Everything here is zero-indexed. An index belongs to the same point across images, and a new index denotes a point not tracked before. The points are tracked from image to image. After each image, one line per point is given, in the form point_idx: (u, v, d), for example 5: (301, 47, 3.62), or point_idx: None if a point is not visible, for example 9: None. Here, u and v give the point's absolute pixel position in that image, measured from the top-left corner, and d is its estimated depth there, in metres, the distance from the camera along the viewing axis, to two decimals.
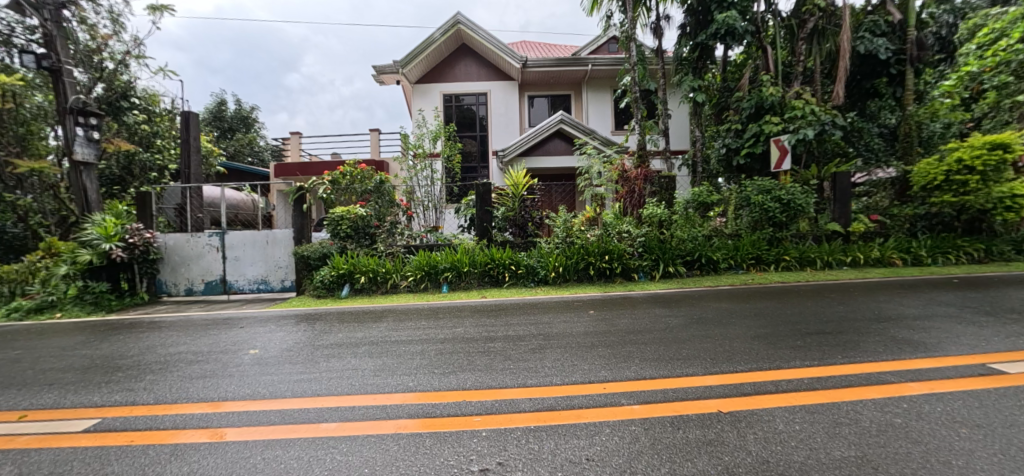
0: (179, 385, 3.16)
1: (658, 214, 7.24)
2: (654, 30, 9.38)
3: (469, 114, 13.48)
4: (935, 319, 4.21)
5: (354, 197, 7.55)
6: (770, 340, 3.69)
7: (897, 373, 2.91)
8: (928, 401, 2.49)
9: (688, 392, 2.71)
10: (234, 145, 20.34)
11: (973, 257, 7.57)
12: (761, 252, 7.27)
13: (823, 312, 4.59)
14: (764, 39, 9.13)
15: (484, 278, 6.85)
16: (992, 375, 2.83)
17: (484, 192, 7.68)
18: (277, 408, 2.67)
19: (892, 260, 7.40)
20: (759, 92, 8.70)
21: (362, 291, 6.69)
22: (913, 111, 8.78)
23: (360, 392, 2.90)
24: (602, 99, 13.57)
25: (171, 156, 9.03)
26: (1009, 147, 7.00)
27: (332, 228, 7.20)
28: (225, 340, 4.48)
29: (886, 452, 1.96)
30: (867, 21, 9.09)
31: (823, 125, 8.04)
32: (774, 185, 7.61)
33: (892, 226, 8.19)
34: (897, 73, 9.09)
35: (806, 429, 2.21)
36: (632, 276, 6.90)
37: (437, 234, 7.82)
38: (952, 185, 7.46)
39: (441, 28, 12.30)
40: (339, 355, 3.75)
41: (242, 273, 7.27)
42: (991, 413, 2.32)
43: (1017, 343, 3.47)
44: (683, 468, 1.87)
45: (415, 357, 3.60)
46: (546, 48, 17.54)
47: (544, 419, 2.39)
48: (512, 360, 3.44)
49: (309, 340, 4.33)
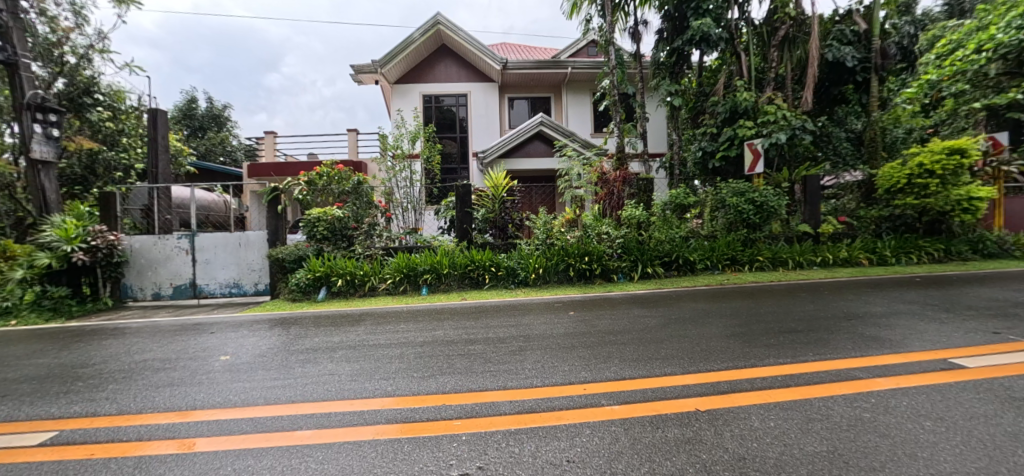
0: (143, 394, 3.02)
1: (637, 215, 7.33)
2: (632, 34, 9.49)
3: (449, 116, 13.37)
4: (898, 316, 4.39)
5: (331, 197, 7.44)
6: (745, 339, 3.78)
7: (865, 369, 3.02)
8: (895, 396, 2.58)
9: (666, 391, 2.75)
10: (205, 143, 19.68)
11: (934, 257, 7.89)
12: (735, 253, 7.43)
13: (794, 311, 4.73)
14: (738, 46, 9.37)
15: (464, 280, 6.79)
16: (954, 370, 2.97)
17: (464, 193, 7.61)
18: (249, 416, 2.58)
19: (859, 260, 7.70)
20: (733, 97, 8.93)
21: (340, 294, 6.53)
22: (877, 117, 9.13)
23: (337, 397, 2.83)
24: (582, 101, 13.71)
25: (138, 155, 8.58)
26: (966, 152, 7.39)
27: (309, 229, 6.99)
28: (194, 346, 4.30)
29: (857, 446, 2.02)
30: (835, 30, 9.46)
31: (794, 129, 8.32)
32: (748, 187, 7.89)
33: (859, 227, 8.53)
34: (863, 80, 9.48)
35: (781, 425, 2.26)
36: (611, 277, 6.98)
37: (417, 236, 7.72)
38: (914, 188, 7.83)
39: (421, 28, 12.15)
40: (315, 360, 3.66)
41: (213, 276, 7.03)
42: (952, 406, 2.43)
43: (973, 338, 3.65)
44: (662, 468, 1.89)
45: (394, 361, 3.54)
46: (527, 50, 17.64)
47: (524, 421, 2.39)
48: (492, 363, 3.42)
49: (284, 345, 4.21)
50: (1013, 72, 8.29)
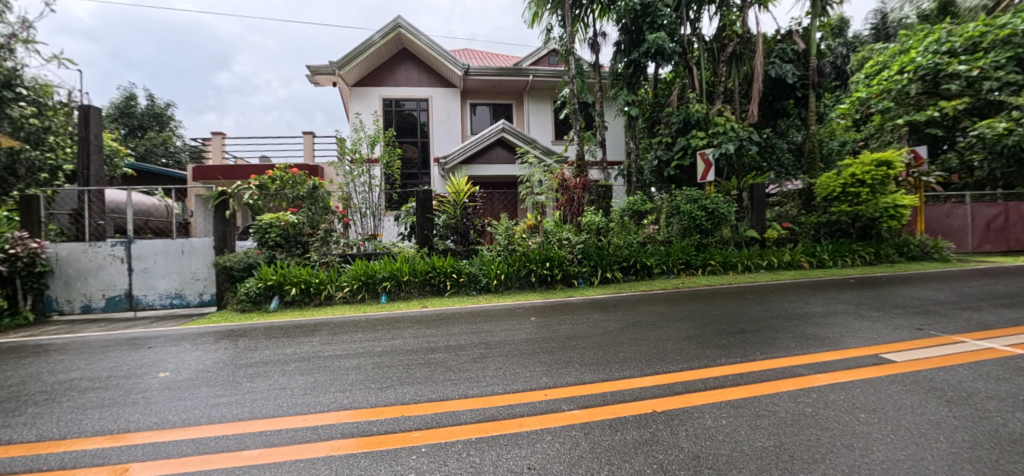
0: (67, 418, 2.74)
1: (597, 222, 7.53)
2: (591, 45, 9.75)
3: (410, 120, 13.20)
4: (835, 315, 4.72)
5: (285, 203, 7.11)
6: (699, 340, 3.93)
7: (806, 366, 3.22)
8: (834, 390, 2.76)
9: (626, 393, 2.80)
10: (145, 144, 18.33)
11: (866, 260, 8.55)
12: (690, 258, 7.76)
13: (744, 312, 4.98)
14: (690, 60, 9.77)
15: (425, 287, 6.68)
16: (884, 364, 3.21)
17: (425, 199, 7.48)
18: (190, 437, 2.40)
19: (801, 263, 8.23)
20: (686, 108, 9.37)
21: (294, 303, 6.23)
22: (815, 131, 9.85)
23: (289, 412, 2.69)
24: (543, 110, 13.94)
25: (67, 155, 7.95)
26: (892, 164, 8.10)
27: (260, 236, 6.64)
28: (129, 363, 3.96)
29: (801, 439, 2.14)
30: (777, 48, 10.15)
31: (742, 140, 8.83)
32: (700, 195, 8.30)
33: (801, 233, 9.09)
34: (802, 96, 10.24)
35: (732, 423, 2.35)
36: (572, 282, 7.09)
37: (376, 242, 7.51)
38: (848, 196, 8.47)
39: (381, 31, 11.93)
40: (265, 374, 3.47)
41: (152, 287, 6.53)
42: (884, 398, 2.62)
43: (900, 334, 3.97)
44: (621, 469, 1.92)
45: (351, 372, 3.41)
46: (490, 57, 17.74)
47: (484, 429, 2.36)
48: (453, 371, 3.36)
49: (231, 359, 3.95)
50: (930, 92, 9.53)
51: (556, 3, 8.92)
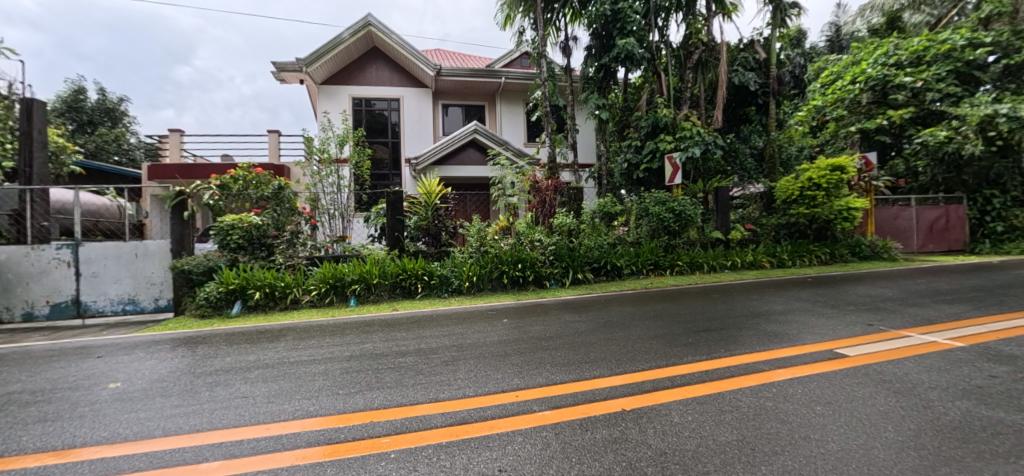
0: (4, 434, 2.54)
1: (568, 224, 7.60)
2: (563, 49, 9.86)
3: (381, 120, 12.99)
4: (794, 313, 4.94)
5: (247, 204, 6.86)
6: (667, 339, 4.03)
7: (767, 362, 3.35)
8: (792, 385, 2.88)
9: (596, 393, 2.84)
10: (96, 140, 17.25)
11: (822, 259, 8.99)
12: (658, 258, 7.97)
13: (709, 311, 5.14)
14: (658, 66, 9.99)
15: (395, 290, 6.57)
16: (837, 359, 3.39)
17: (395, 200, 7.37)
18: (142, 451, 2.27)
19: (762, 263, 8.58)
20: (654, 113, 9.64)
21: (257, 308, 5.99)
22: (775, 136, 10.30)
23: (252, 422, 2.58)
24: (515, 112, 14.02)
25: (6, 151, 7.37)
26: (845, 169, 8.59)
27: (221, 238, 6.36)
28: (75, 374, 3.71)
29: (762, 433, 2.22)
30: (740, 57, 10.56)
31: (707, 144, 9.12)
32: (668, 197, 8.52)
33: (762, 234, 9.46)
34: (763, 103, 10.70)
35: (697, 419, 2.42)
36: (543, 284, 7.15)
37: (344, 244, 7.33)
38: (805, 199, 8.90)
39: (350, 28, 11.69)
40: (225, 382, 3.32)
41: (101, 292, 6.15)
42: (838, 391, 2.76)
43: (852, 330, 4.20)
44: (591, 468, 1.94)
45: (317, 378, 3.31)
46: (463, 58, 17.68)
47: (455, 433, 2.33)
48: (424, 374, 3.32)
49: (189, 367, 3.77)
50: (879, 101, 10.19)
51: (528, 6, 8.99)
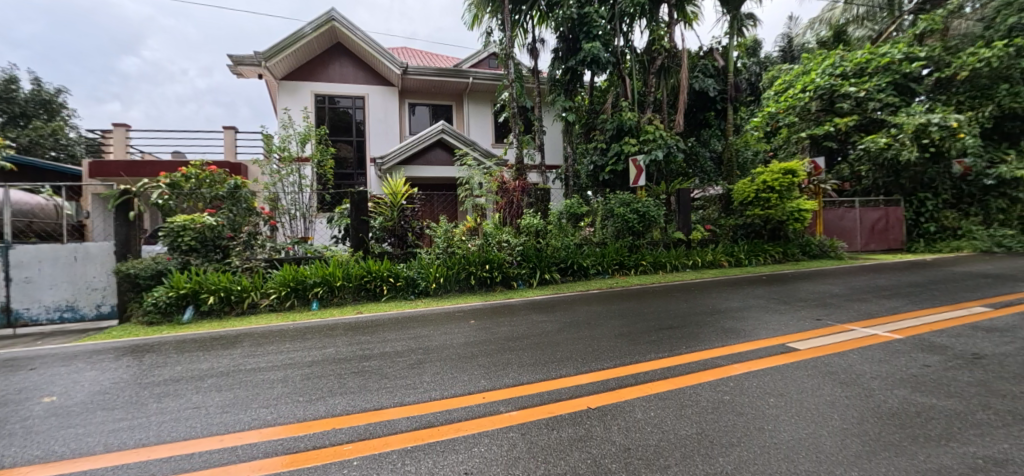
0: None
1: (535, 224, 7.66)
2: (530, 51, 9.94)
3: (345, 118, 12.67)
4: (750, 309, 5.18)
5: (201, 203, 6.53)
6: (631, 337, 4.13)
7: (725, 357, 3.49)
8: (748, 378, 3.01)
9: (562, 392, 2.87)
10: (29, 134, 15.88)
11: (776, 258, 9.47)
12: (623, 258, 8.15)
13: (672, 309, 5.31)
14: (623, 70, 10.24)
15: (360, 292, 6.40)
16: (789, 352, 3.57)
17: (360, 200, 7.19)
18: (81, 469, 2.11)
19: (721, 262, 8.95)
20: (619, 116, 9.86)
21: (211, 313, 5.69)
22: (733, 141, 10.75)
23: (205, 434, 2.45)
24: (482, 112, 14.01)
25: None
26: (796, 173, 9.10)
27: (171, 240, 6.04)
28: (1, 389, 3.39)
29: (720, 426, 2.31)
30: (700, 64, 10.98)
31: (669, 148, 9.41)
32: (632, 199, 8.72)
33: (721, 234, 9.84)
34: (721, 108, 11.15)
35: (660, 414, 2.49)
36: (511, 284, 7.17)
37: (306, 246, 7.11)
38: (760, 201, 9.36)
39: (313, 23, 11.33)
40: (175, 392, 3.14)
41: (36, 298, 5.67)
42: (789, 383, 2.91)
43: (803, 325, 4.44)
44: (557, 467, 1.96)
45: (276, 386, 3.18)
46: (431, 57, 17.51)
47: (421, 437, 2.30)
48: (389, 378, 3.26)
49: (134, 378, 3.53)
50: (826, 109, 10.84)
51: (496, 7, 9.01)
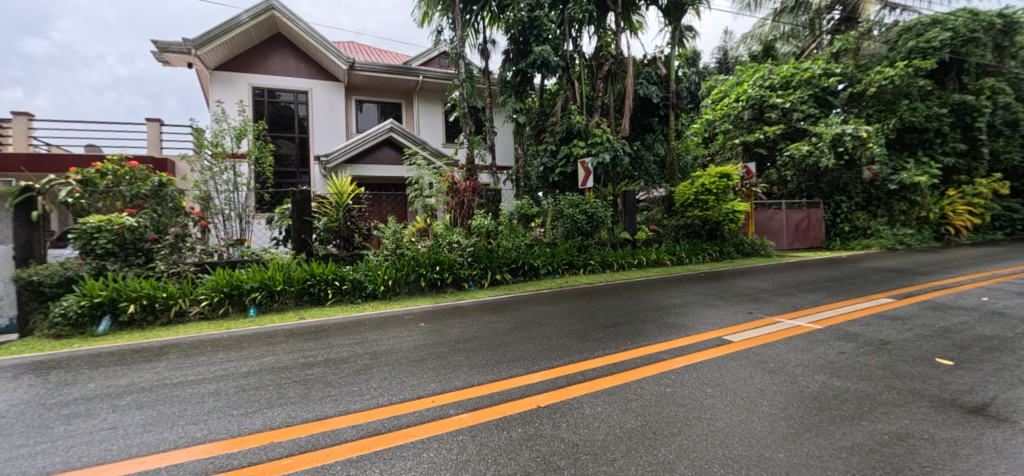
0: None
1: (486, 225, 7.69)
2: (482, 51, 9.92)
3: (287, 113, 12.03)
4: (690, 305, 5.49)
5: (119, 202, 5.95)
6: (580, 335, 4.24)
7: (667, 351, 3.68)
8: (688, 371, 3.20)
9: (513, 392, 2.90)
10: None
11: (713, 257, 10.10)
12: (573, 258, 8.36)
13: (618, 306, 5.51)
14: (571, 75, 10.45)
15: (302, 296, 6.10)
16: (724, 345, 3.83)
17: (302, 200, 6.83)
18: None
19: (664, 260, 9.42)
20: (569, 119, 10.12)
21: (131, 324, 5.19)
22: (674, 146, 11.34)
23: (124, 456, 2.24)
24: (433, 111, 13.83)
25: None
26: (730, 177, 9.79)
27: (82, 243, 5.44)
28: None
29: (662, 417, 2.44)
30: (644, 71, 11.49)
31: (616, 151, 9.77)
32: (581, 200, 8.98)
33: (665, 234, 10.34)
34: (664, 114, 11.71)
35: (606, 409, 2.59)
36: (462, 285, 7.16)
37: (242, 248, 6.74)
38: (699, 203, 9.98)
39: (250, 11, 10.66)
40: (88, 413, 2.83)
41: None
42: (724, 373, 3.13)
43: (736, 318, 4.77)
44: (507, 467, 1.98)
45: (207, 400, 2.96)
46: (380, 53, 17.04)
47: (367, 446, 2.23)
48: (334, 386, 3.14)
49: (36, 399, 3.14)
50: (756, 118, 11.78)
51: (447, 6, 8.91)
